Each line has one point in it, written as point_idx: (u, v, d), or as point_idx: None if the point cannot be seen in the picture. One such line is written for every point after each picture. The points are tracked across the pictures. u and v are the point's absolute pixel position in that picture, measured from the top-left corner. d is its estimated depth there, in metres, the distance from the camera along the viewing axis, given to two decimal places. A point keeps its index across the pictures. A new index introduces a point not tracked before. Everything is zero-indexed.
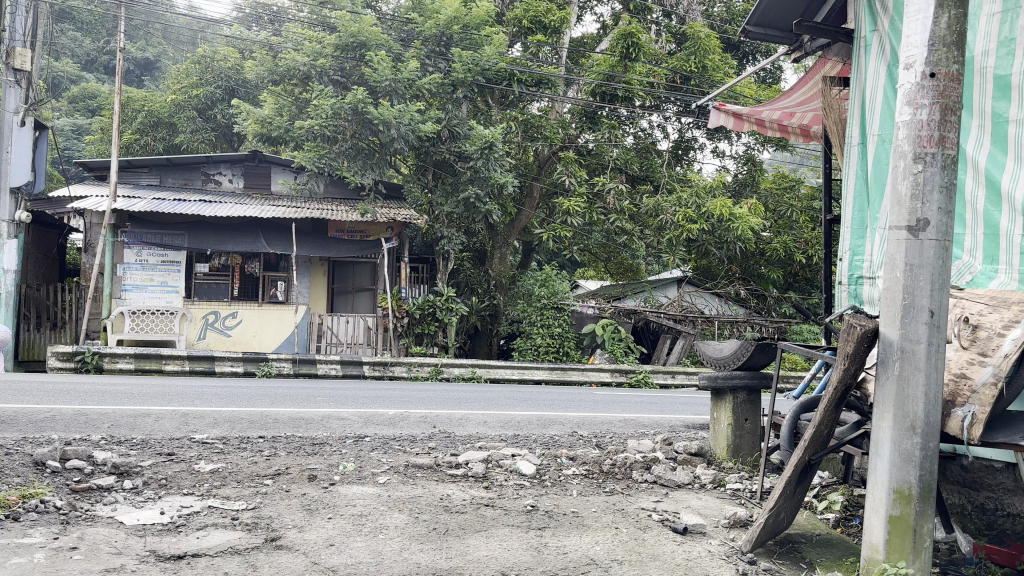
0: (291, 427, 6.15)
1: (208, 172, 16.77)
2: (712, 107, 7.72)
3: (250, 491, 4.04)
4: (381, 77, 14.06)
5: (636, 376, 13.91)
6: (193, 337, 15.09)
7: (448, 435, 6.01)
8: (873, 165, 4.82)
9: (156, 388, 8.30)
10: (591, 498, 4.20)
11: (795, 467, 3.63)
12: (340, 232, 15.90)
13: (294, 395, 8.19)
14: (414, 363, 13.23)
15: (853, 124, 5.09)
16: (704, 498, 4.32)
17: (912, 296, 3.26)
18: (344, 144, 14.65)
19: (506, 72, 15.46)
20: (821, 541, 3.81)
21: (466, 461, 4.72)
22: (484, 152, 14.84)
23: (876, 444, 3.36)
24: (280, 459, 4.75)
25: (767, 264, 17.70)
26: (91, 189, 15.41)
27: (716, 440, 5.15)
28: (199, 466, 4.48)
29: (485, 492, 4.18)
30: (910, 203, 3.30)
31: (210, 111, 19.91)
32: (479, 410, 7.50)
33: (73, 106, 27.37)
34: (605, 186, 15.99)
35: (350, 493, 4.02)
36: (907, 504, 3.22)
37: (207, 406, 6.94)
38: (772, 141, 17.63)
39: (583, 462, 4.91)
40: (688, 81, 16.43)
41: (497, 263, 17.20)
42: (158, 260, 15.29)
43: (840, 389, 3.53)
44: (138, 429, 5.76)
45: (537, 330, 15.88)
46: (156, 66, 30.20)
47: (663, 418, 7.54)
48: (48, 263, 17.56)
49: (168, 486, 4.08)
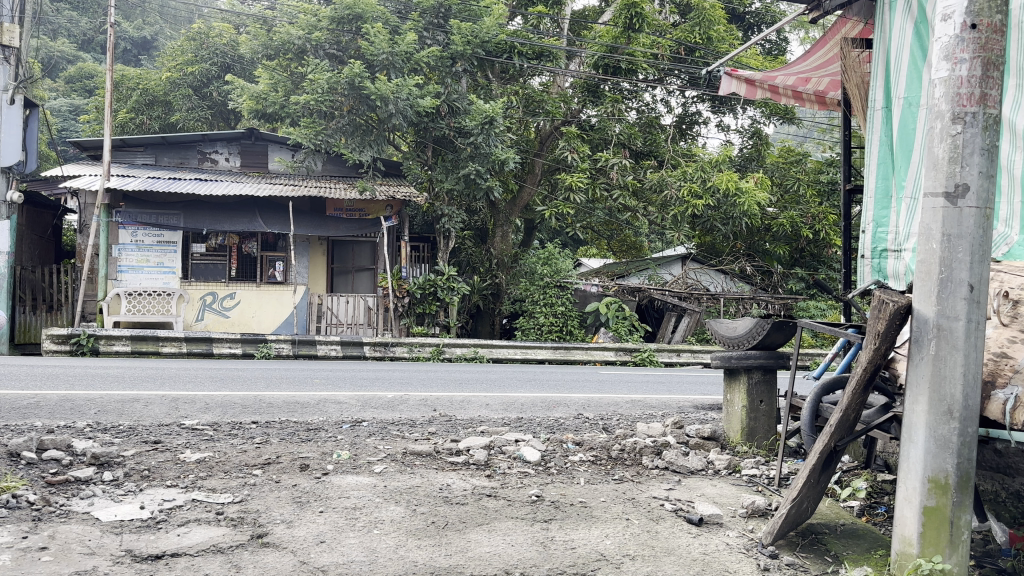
0: (287, 411, 5.93)
1: (203, 151, 16.45)
2: (724, 73, 7.35)
3: (238, 482, 3.80)
4: (378, 50, 13.70)
5: (641, 355, 13.74)
6: (190, 319, 14.80)
7: (449, 418, 5.78)
8: (899, 130, 4.45)
9: (150, 371, 8.10)
10: (599, 487, 3.95)
11: (820, 454, 3.37)
12: (340, 211, 15.55)
13: (291, 377, 7.96)
14: (415, 344, 12.99)
15: (876, 88, 4.72)
16: (719, 486, 4.08)
17: (949, 269, 3.00)
18: (342, 120, 14.27)
19: (507, 44, 15.02)
20: (845, 532, 3.56)
21: (467, 447, 4.46)
22: (485, 127, 14.43)
23: (908, 430, 3.11)
24: (271, 447, 4.51)
25: (772, 240, 17.45)
26: (84, 169, 15.14)
27: (729, 423, 4.89)
28: (184, 455, 4.23)
29: (488, 481, 3.93)
30: (948, 166, 3.03)
31: (206, 89, 19.57)
32: (481, 392, 7.27)
33: (69, 87, 26.96)
34: (609, 161, 15.65)
35: (344, 483, 3.79)
36: (943, 494, 2.98)
37: (200, 390, 6.70)
38: (779, 113, 17.19)
39: (591, 447, 4.65)
40: (693, 53, 16.06)
41: (499, 241, 16.86)
42: (154, 240, 15.02)
43: (870, 370, 3.28)
44: (126, 415, 5.52)
45: (540, 309, 15.59)
46: (153, 44, 29.89)
47: (673, 399, 7.28)
48: (43, 245, 17.31)
49: (151, 478, 3.83)
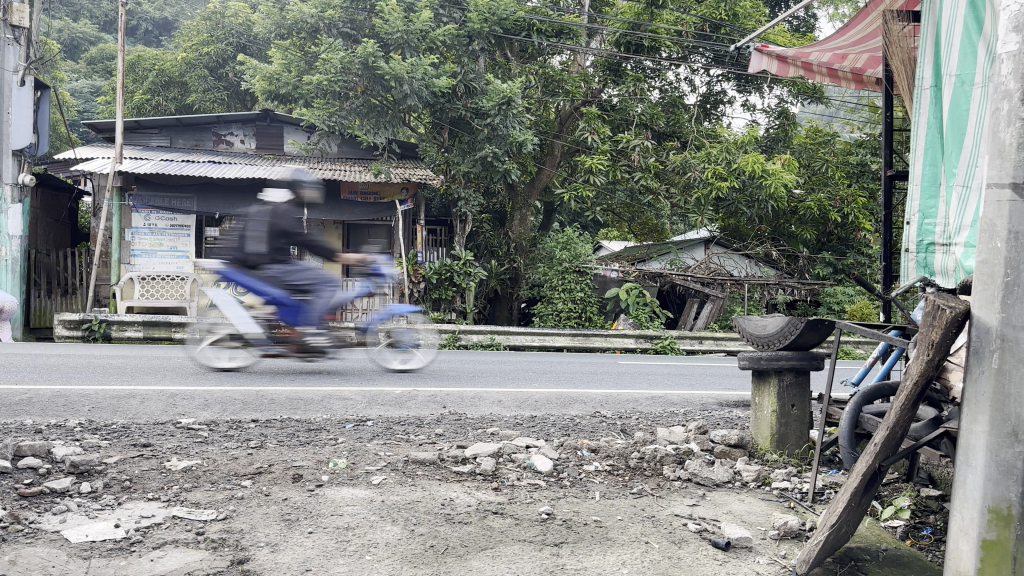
0: (289, 409, 5.65)
1: (219, 133, 16.20)
2: (756, 49, 6.99)
3: (224, 495, 3.52)
4: (393, 29, 13.35)
5: (662, 343, 13.35)
6: (205, 304, 14.80)
7: (458, 417, 5.49)
8: (948, 112, 3.96)
9: (154, 362, 7.88)
10: (616, 503, 3.63)
11: (862, 474, 3.00)
12: (353, 194, 15.29)
13: (298, 369, 7.71)
14: (431, 330, 12.72)
15: (924, 65, 4.21)
16: (748, 502, 3.74)
17: (1017, 272, 2.62)
18: (355, 102, 13.96)
19: (525, 21, 14.64)
20: (889, 560, 3.19)
21: (474, 455, 4.14)
22: (502, 108, 14.04)
23: (965, 452, 2.75)
24: (266, 452, 4.22)
25: (799, 223, 17.00)
26: (98, 151, 14.95)
27: (757, 429, 4.53)
28: (170, 463, 3.93)
29: (494, 496, 3.62)
30: (1017, 154, 2.64)
31: (222, 69, 19.31)
32: (493, 387, 6.96)
33: (90, 68, 26.59)
34: (630, 142, 15.23)
35: (338, 498, 3.50)
36: (1005, 527, 2.59)
37: (202, 384, 6.46)
38: (807, 92, 16.65)
39: (608, 455, 4.30)
40: (718, 30, 15.60)
41: (517, 225, 16.58)
42: (167, 224, 14.86)
43: (921, 383, 2.90)
44: (120, 413, 5.29)
45: (558, 295, 15.18)
46: (174, 26, 29.77)
47: (695, 396, 6.92)
48: (58, 229, 17.20)
49: (132, 489, 3.56)
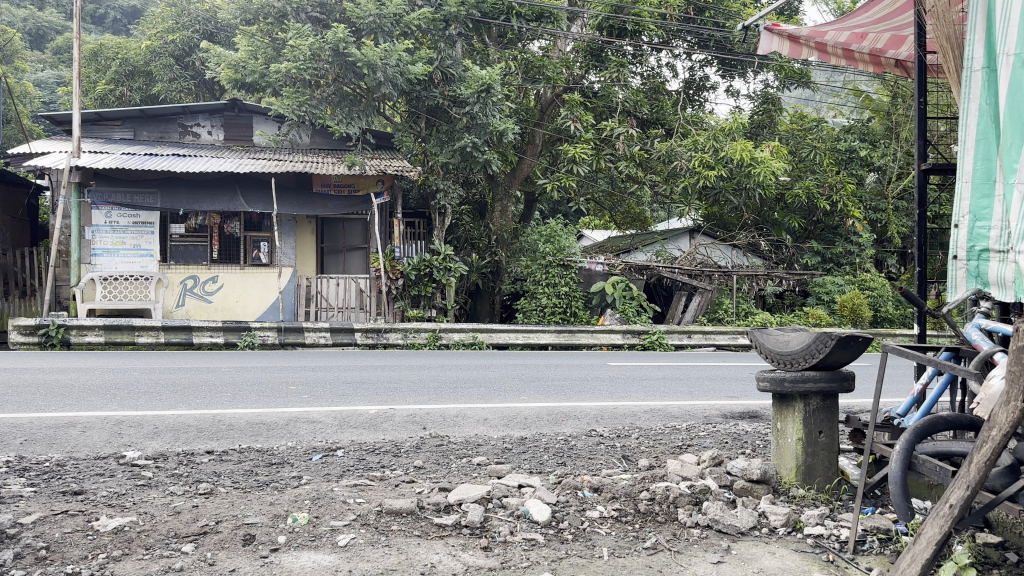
0: (248, 437, 5.05)
1: (185, 124, 15.41)
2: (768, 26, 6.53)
3: (158, 566, 2.92)
4: (364, 13, 12.69)
5: (650, 338, 12.77)
6: (170, 305, 14.23)
7: (440, 442, 4.92)
8: (1007, 97, 3.45)
9: (108, 377, 7.21)
10: (628, 563, 3.07)
11: (934, 542, 2.45)
12: (326, 185, 14.49)
13: (264, 383, 7.07)
14: (410, 329, 12.07)
15: (972, 43, 3.69)
16: (781, 556, 3.20)
17: None
18: (328, 90, 13.30)
19: (504, 4, 13.84)
20: None
21: (459, 501, 3.56)
22: (482, 95, 13.41)
23: None
24: (217, 501, 3.61)
25: (784, 211, 16.52)
26: (55, 144, 14.16)
27: (780, 459, 3.98)
28: (98, 522, 3.30)
29: (485, 558, 3.05)
30: None
31: (188, 58, 18.48)
32: (478, 402, 6.34)
33: (55, 59, 25.57)
34: (614, 130, 14.66)
35: (295, 567, 2.92)
36: None
37: (155, 406, 5.82)
38: (792, 77, 16.13)
39: (614, 496, 3.74)
40: (703, 13, 15.09)
41: (498, 216, 15.92)
42: (129, 221, 14.08)
43: (1009, 434, 2.38)
44: (56, 446, 4.68)
45: (542, 290, 14.56)
46: (142, 13, 28.93)
47: (698, 407, 6.37)
48: (15, 225, 16.37)
49: (47, 561, 2.95)
